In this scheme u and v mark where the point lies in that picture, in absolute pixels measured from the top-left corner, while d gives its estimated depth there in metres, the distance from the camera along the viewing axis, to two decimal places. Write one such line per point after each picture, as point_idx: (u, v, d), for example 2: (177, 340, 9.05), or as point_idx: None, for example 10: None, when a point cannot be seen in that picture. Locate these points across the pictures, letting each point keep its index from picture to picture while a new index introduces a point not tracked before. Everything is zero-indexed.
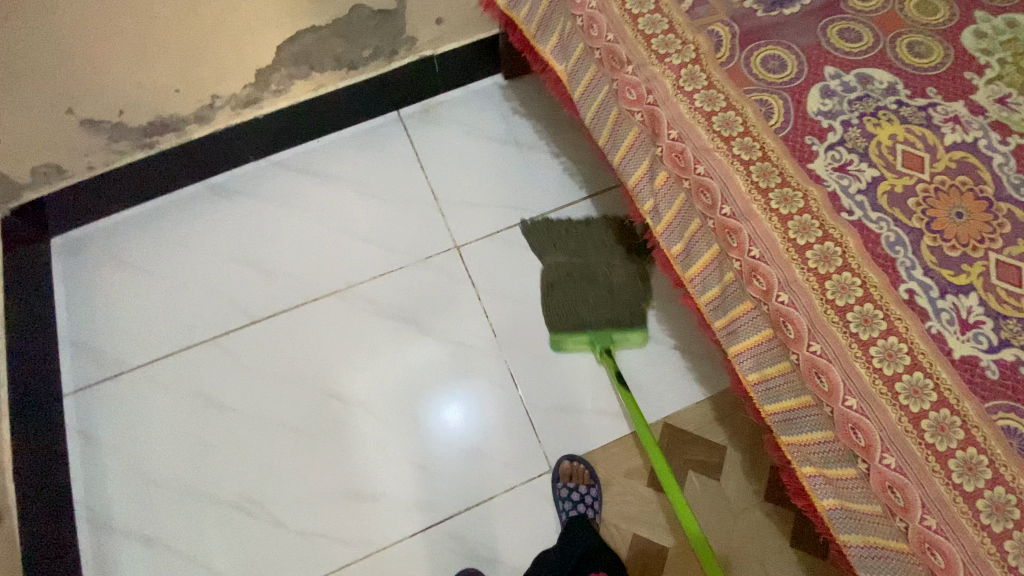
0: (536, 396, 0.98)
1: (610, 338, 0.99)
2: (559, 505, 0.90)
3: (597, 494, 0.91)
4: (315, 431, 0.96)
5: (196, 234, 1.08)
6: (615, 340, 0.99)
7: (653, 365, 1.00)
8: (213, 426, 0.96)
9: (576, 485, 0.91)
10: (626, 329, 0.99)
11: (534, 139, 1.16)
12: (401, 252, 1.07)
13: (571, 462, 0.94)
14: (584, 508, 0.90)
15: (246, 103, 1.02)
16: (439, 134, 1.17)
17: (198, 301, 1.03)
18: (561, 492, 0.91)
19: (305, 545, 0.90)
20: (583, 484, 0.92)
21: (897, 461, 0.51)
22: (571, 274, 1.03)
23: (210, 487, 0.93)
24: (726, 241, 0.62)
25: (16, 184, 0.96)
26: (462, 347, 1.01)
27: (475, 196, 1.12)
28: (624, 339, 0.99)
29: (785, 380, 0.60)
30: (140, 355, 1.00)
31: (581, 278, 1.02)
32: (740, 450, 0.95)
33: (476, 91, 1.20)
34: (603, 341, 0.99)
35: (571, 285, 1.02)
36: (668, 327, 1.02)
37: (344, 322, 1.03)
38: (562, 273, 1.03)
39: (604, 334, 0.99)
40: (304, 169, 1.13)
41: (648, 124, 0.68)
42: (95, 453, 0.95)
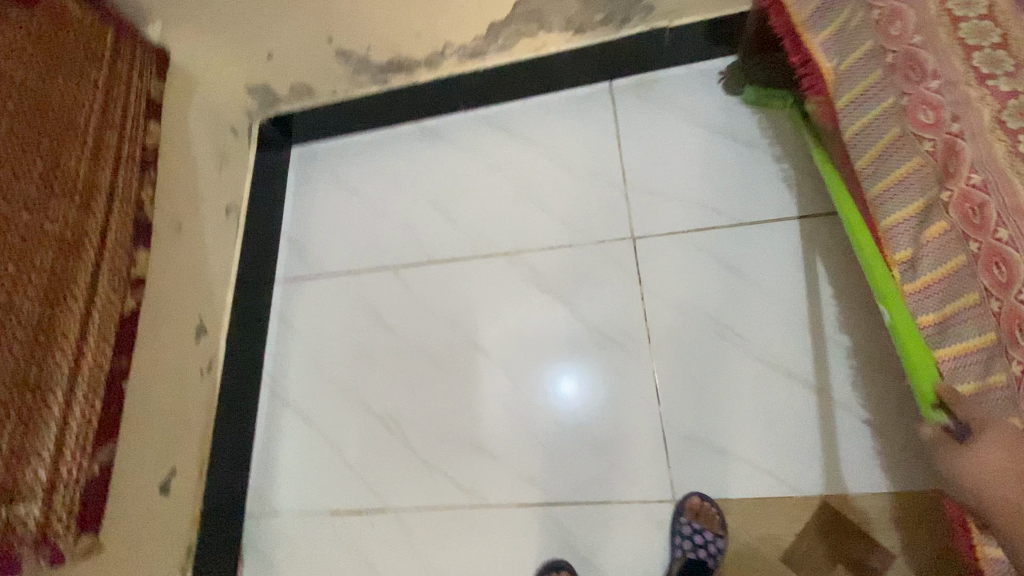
0: (678, 417, 0.91)
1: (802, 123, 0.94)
2: (676, 540, 0.83)
3: (723, 546, 0.83)
4: (455, 376, 1.01)
5: (402, 168, 1.18)
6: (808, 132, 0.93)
7: (847, 437, 0.85)
8: (376, 343, 1.07)
9: (702, 529, 0.83)
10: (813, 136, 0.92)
11: (754, 137, 1.03)
12: (576, 228, 1.05)
13: (700, 501, 0.86)
14: (704, 554, 0.82)
15: (472, 54, 1.05)
16: (650, 113, 1.09)
17: (390, 230, 1.14)
18: (684, 528, 0.84)
19: (426, 475, 0.98)
20: (710, 531, 0.83)
21: None
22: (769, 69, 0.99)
23: (361, 395, 1.04)
24: (1014, 335, 0.47)
25: (276, 96, 1.12)
26: (611, 341, 0.97)
27: (668, 187, 1.03)
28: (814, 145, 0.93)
29: None
30: (336, 263, 1.14)
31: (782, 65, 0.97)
32: (913, 565, 0.80)
33: (701, 72, 1.08)
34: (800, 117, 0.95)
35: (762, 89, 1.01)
36: (869, 402, 0.86)
37: (504, 282, 1.05)
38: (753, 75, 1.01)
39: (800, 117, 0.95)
40: (507, 126, 1.15)
41: (938, 158, 0.54)
42: (286, 336, 1.12)
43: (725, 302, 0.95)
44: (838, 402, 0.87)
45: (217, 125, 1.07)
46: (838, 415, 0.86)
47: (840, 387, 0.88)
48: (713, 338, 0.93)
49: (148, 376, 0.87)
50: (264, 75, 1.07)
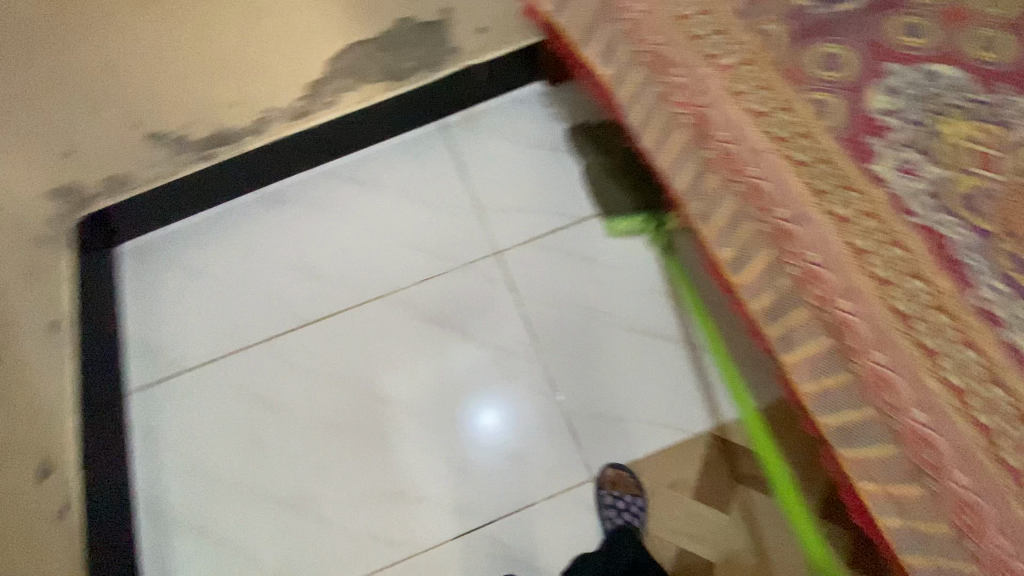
0: (576, 403, 0.97)
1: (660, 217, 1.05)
2: (603, 512, 0.89)
3: (644, 504, 0.90)
4: (359, 431, 0.98)
5: (252, 240, 1.13)
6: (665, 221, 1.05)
7: (716, 376, 0.97)
8: (264, 424, 1.00)
9: (622, 494, 0.90)
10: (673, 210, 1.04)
11: (576, 144, 1.16)
12: (442, 257, 1.09)
13: (614, 470, 0.92)
14: (629, 517, 0.88)
15: (298, 114, 1.06)
16: (483, 141, 1.18)
17: (252, 305, 1.08)
18: (606, 499, 0.90)
19: (351, 543, 0.92)
20: (629, 493, 0.91)
21: (970, 481, 0.48)
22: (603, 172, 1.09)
23: (260, 484, 0.96)
24: (781, 246, 0.61)
25: (87, 194, 1.02)
26: (502, 352, 1.02)
27: (515, 201, 1.13)
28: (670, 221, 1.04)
29: (844, 391, 0.58)
30: (198, 354, 1.05)
31: (616, 171, 1.08)
32: (793, 464, 0.91)
33: (517, 98, 1.21)
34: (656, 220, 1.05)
35: (611, 189, 1.08)
36: (723, 340, 0.98)
37: (386, 326, 1.05)
38: (596, 176, 1.10)
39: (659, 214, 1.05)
40: (352, 177, 1.17)
41: (696, 128, 0.67)
42: (156, 448, 1.00)
43: (590, 289, 1.04)
44: (696, 349, 0.99)
45: (20, 235, 0.94)
46: (703, 358, 0.98)
47: (698, 335, 0.99)
48: (589, 324, 1.02)
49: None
50: (69, 175, 0.97)
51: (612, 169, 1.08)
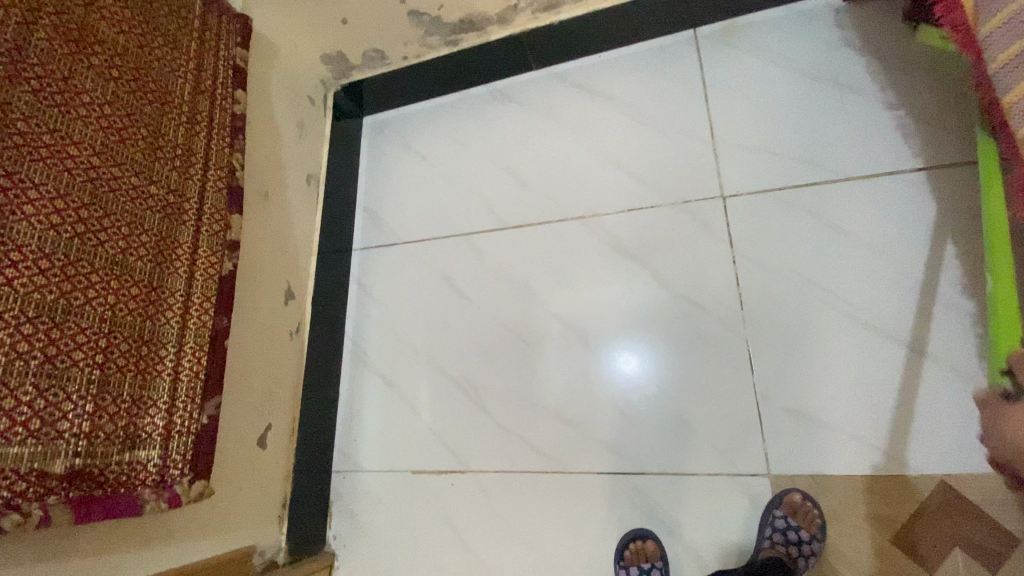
0: (771, 387, 0.85)
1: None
2: (764, 532, 0.80)
3: (819, 548, 0.78)
4: (532, 343, 1.00)
5: (473, 132, 1.15)
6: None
7: None
8: (450, 309, 1.07)
9: (798, 527, 0.78)
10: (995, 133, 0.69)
11: (863, 83, 0.92)
12: (657, 188, 0.99)
13: (801, 499, 0.79)
14: (795, 552, 0.77)
15: (546, 7, 1.02)
16: (740, 61, 1.00)
17: (461, 195, 1.13)
18: (776, 522, 0.79)
19: (503, 439, 0.98)
20: (806, 531, 0.78)
21: None
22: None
23: (439, 360, 1.05)
24: None
25: (350, 65, 1.13)
26: (696, 308, 0.92)
27: (760, 141, 0.95)
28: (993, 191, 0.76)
29: None
30: (409, 230, 1.15)
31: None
32: None
33: (798, 12, 0.98)
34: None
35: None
36: None
37: (580, 248, 1.01)
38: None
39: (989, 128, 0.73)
40: (579, 83, 1.10)
41: None
42: (364, 303, 1.14)
43: (825, 264, 0.87)
44: (966, 376, 0.78)
45: (296, 95, 1.09)
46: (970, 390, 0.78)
47: (972, 362, 0.78)
48: (813, 306, 0.86)
49: (249, 334, 0.93)
50: (338, 44, 1.07)
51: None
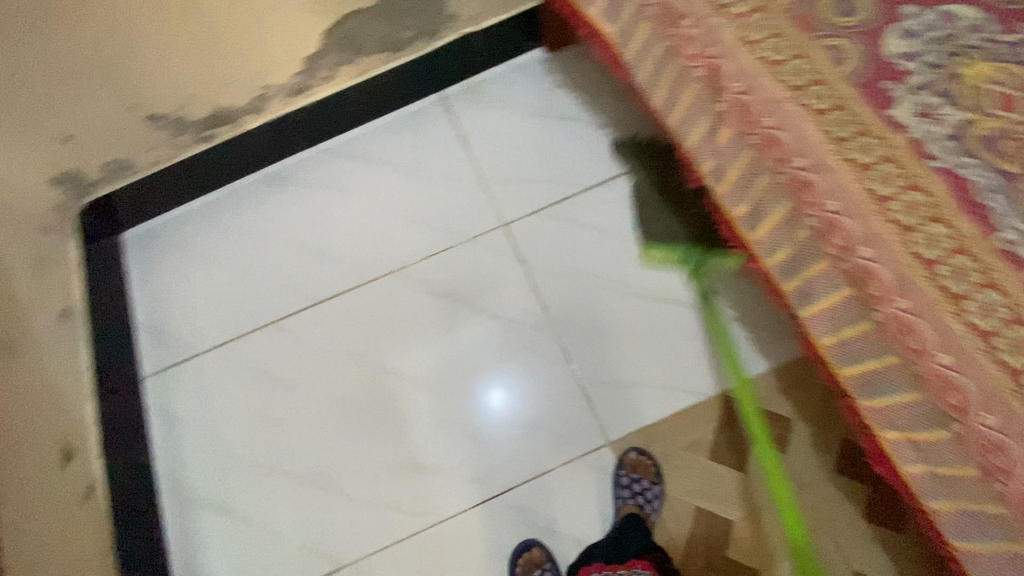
0: (590, 370, 0.97)
1: (703, 263, 0.94)
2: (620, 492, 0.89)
3: (660, 492, 0.90)
4: (375, 407, 0.98)
5: (256, 222, 1.12)
6: (708, 265, 0.95)
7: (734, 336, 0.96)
8: (278, 404, 1.00)
9: (640, 478, 0.90)
10: (720, 250, 0.92)
11: (579, 113, 1.14)
12: (449, 232, 1.08)
13: (637, 455, 0.92)
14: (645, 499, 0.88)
15: (296, 91, 1.05)
16: (485, 112, 1.16)
17: (259, 285, 1.08)
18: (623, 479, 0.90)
19: (373, 516, 0.93)
20: (647, 479, 0.90)
21: (999, 422, 0.47)
22: (659, 219, 0.99)
23: (279, 461, 0.97)
24: (800, 197, 0.59)
25: (88, 181, 1.01)
26: (512, 324, 1.01)
27: (519, 172, 1.11)
28: (718, 263, 0.94)
29: (867, 341, 0.57)
30: (209, 338, 1.05)
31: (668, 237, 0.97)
32: (808, 422, 0.90)
33: (517, 66, 1.18)
34: (694, 260, 0.95)
35: (661, 235, 0.98)
36: (742, 302, 0.98)
37: (395, 302, 1.04)
38: (655, 215, 1.00)
39: (692, 254, 0.94)
40: (351, 154, 1.16)
41: (709, 81, 0.65)
42: (175, 431, 1.01)
43: (597, 257, 1.04)
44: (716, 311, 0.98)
45: (25, 224, 0.93)
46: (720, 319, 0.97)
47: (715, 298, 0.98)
48: (598, 292, 1.02)
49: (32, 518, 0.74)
50: (66, 162, 0.95)
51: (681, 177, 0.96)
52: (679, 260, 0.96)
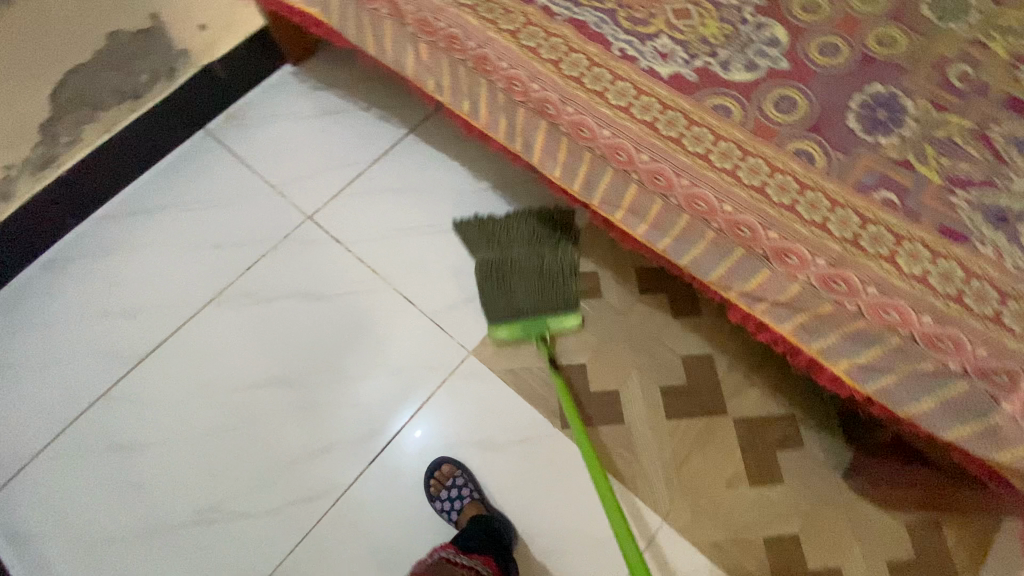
0: (431, 304, 1.07)
1: (546, 324, 1.01)
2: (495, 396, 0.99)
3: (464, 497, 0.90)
4: (244, 422, 0.98)
5: (48, 310, 1.05)
6: (551, 325, 1.02)
7: None
8: (139, 467, 0.95)
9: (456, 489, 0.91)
10: (560, 314, 1.02)
11: (343, 106, 1.25)
12: (259, 241, 1.11)
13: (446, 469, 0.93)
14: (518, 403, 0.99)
15: (43, 163, 1.02)
16: (255, 133, 1.21)
17: (73, 368, 1.01)
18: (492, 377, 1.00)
19: (281, 519, 0.92)
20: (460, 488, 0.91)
21: (650, 155, 0.68)
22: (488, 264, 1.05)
23: (160, 519, 0.92)
24: (485, 70, 0.75)
25: None
26: (349, 295, 1.07)
27: (304, 169, 1.18)
28: (562, 324, 1.02)
29: (571, 153, 0.75)
30: (32, 442, 0.96)
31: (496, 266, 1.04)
32: (608, 267, 1.08)
33: (271, 86, 1.27)
34: (536, 329, 1.01)
35: (491, 279, 1.03)
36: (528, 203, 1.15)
37: (231, 323, 1.05)
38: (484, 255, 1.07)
39: (538, 322, 1.01)
40: (131, 212, 1.13)
41: (393, 14, 0.80)
42: (24, 550, 0.90)
43: (404, 212, 1.15)
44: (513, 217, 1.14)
45: None
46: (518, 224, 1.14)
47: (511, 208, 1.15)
48: (413, 240, 1.13)
49: None
50: None
51: (534, 239, 1.08)
52: (525, 333, 1.01)
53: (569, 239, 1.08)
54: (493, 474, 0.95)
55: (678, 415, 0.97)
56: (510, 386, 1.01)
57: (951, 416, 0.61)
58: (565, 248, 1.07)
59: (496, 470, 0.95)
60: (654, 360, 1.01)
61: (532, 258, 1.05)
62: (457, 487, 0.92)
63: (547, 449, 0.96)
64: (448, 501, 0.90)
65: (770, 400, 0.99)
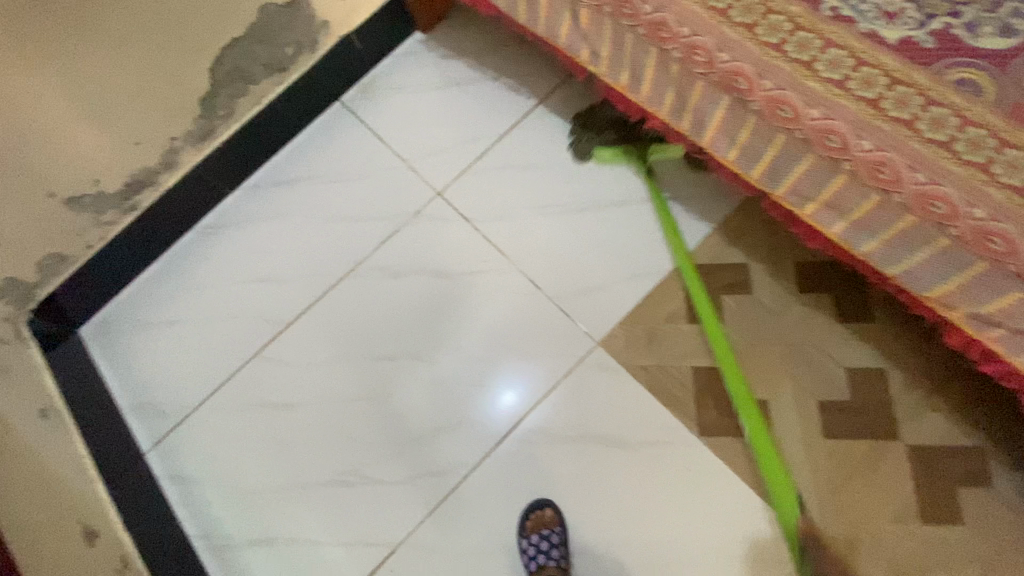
0: (559, 288, 1.03)
1: (644, 144, 1.03)
2: (628, 392, 0.94)
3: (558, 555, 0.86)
4: (378, 393, 1.01)
5: (206, 274, 1.14)
6: (651, 149, 1.03)
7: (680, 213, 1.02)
8: (285, 426, 1.02)
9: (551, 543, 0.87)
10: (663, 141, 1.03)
11: (472, 75, 1.20)
12: (391, 215, 1.12)
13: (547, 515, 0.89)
14: (652, 403, 0.93)
15: (204, 135, 1.08)
16: (388, 106, 1.20)
17: (228, 328, 1.09)
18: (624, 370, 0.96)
19: (410, 490, 0.95)
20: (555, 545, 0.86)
21: (872, 141, 0.56)
22: (613, 122, 1.07)
23: (304, 477, 0.99)
24: (660, 37, 0.66)
25: (29, 285, 0.99)
26: (475, 274, 1.06)
27: (433, 142, 1.16)
28: (661, 148, 1.03)
29: (757, 136, 0.64)
30: (196, 394, 1.06)
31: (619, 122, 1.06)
32: (761, 260, 0.97)
33: (401, 55, 1.24)
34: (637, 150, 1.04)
35: (612, 131, 1.06)
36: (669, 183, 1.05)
37: (364, 296, 1.07)
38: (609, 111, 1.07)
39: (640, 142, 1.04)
40: (275, 182, 1.19)
41: None
42: (192, 490, 1.01)
43: (534, 189, 1.10)
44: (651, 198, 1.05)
45: None
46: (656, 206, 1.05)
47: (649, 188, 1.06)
48: (541, 221, 1.08)
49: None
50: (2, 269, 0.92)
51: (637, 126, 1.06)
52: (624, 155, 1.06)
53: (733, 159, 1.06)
54: (622, 474, 0.91)
55: (839, 433, 0.87)
56: (644, 383, 0.94)
57: None
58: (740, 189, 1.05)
59: (624, 469, 0.91)
60: (811, 369, 0.90)
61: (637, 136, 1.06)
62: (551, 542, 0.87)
63: (681, 456, 0.90)
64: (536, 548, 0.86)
65: (954, 428, 0.85)
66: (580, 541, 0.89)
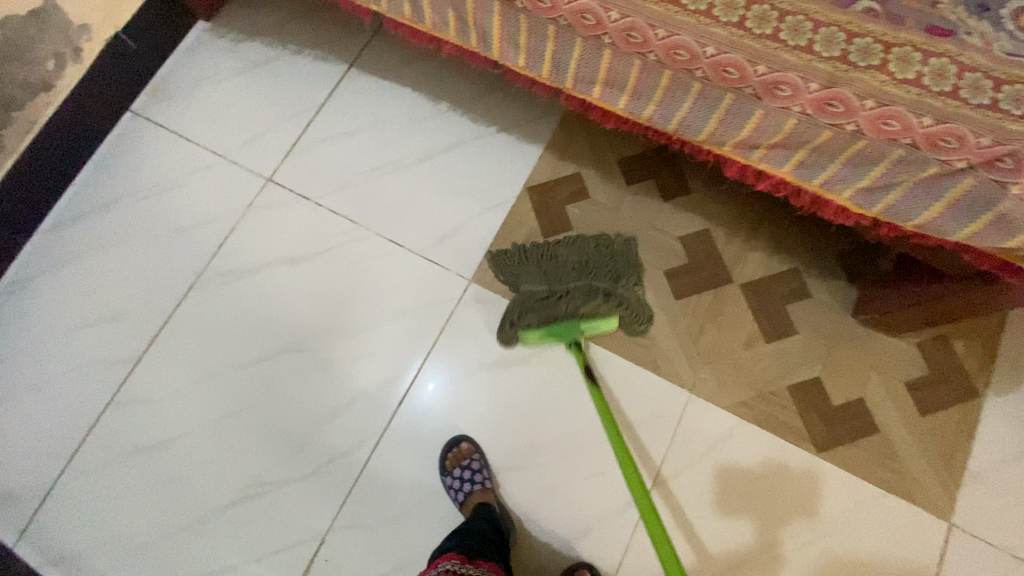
0: (419, 240, 1.03)
1: (578, 331, 0.91)
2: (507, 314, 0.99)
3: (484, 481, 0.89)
4: (262, 395, 0.96)
5: (23, 335, 0.99)
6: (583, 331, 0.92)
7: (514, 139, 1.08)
8: (169, 461, 0.93)
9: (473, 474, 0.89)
10: (599, 321, 0.92)
11: (273, 54, 1.14)
12: (226, 212, 1.05)
13: (460, 449, 0.92)
14: None
15: None
16: (187, 105, 1.11)
17: (72, 383, 0.97)
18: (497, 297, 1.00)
19: (323, 478, 0.93)
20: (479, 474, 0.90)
21: (618, 10, 0.62)
22: (539, 293, 0.93)
23: (205, 505, 0.92)
24: None
25: None
26: (330, 249, 1.03)
27: (249, 129, 1.09)
28: (594, 326, 0.92)
29: (534, 33, 0.69)
30: (52, 465, 0.93)
31: (547, 297, 0.92)
32: (591, 167, 1.05)
33: (188, 49, 1.15)
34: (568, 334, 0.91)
35: (535, 300, 0.92)
36: (497, 115, 1.09)
37: (219, 304, 1.00)
38: (532, 288, 0.93)
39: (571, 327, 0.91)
40: (80, 214, 1.06)
41: None
42: (78, 566, 0.90)
43: (367, 152, 1.08)
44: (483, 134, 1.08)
45: None
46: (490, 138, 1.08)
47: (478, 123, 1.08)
48: (383, 181, 1.06)
49: None
50: None
51: (585, 263, 0.92)
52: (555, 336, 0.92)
53: (631, 272, 0.93)
54: (520, 389, 0.96)
55: (688, 294, 0.98)
56: None
57: (960, 215, 0.61)
58: (628, 283, 0.92)
59: (522, 385, 0.96)
60: (652, 246, 1.00)
61: (584, 291, 0.92)
62: (473, 470, 0.90)
63: (568, 356, 0.97)
64: (459, 480, 0.88)
65: (773, 260, 0.99)
66: (500, 462, 0.93)
